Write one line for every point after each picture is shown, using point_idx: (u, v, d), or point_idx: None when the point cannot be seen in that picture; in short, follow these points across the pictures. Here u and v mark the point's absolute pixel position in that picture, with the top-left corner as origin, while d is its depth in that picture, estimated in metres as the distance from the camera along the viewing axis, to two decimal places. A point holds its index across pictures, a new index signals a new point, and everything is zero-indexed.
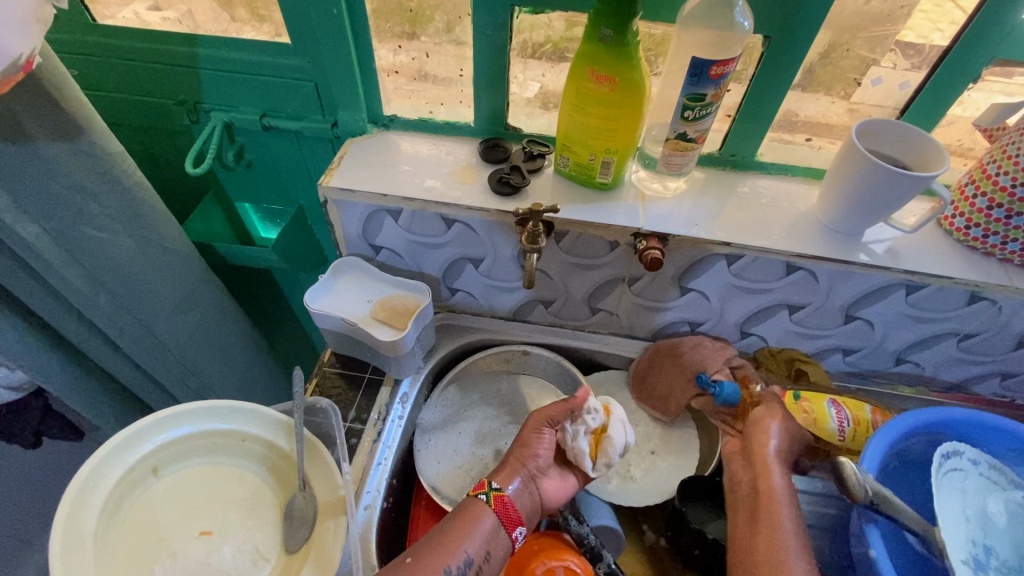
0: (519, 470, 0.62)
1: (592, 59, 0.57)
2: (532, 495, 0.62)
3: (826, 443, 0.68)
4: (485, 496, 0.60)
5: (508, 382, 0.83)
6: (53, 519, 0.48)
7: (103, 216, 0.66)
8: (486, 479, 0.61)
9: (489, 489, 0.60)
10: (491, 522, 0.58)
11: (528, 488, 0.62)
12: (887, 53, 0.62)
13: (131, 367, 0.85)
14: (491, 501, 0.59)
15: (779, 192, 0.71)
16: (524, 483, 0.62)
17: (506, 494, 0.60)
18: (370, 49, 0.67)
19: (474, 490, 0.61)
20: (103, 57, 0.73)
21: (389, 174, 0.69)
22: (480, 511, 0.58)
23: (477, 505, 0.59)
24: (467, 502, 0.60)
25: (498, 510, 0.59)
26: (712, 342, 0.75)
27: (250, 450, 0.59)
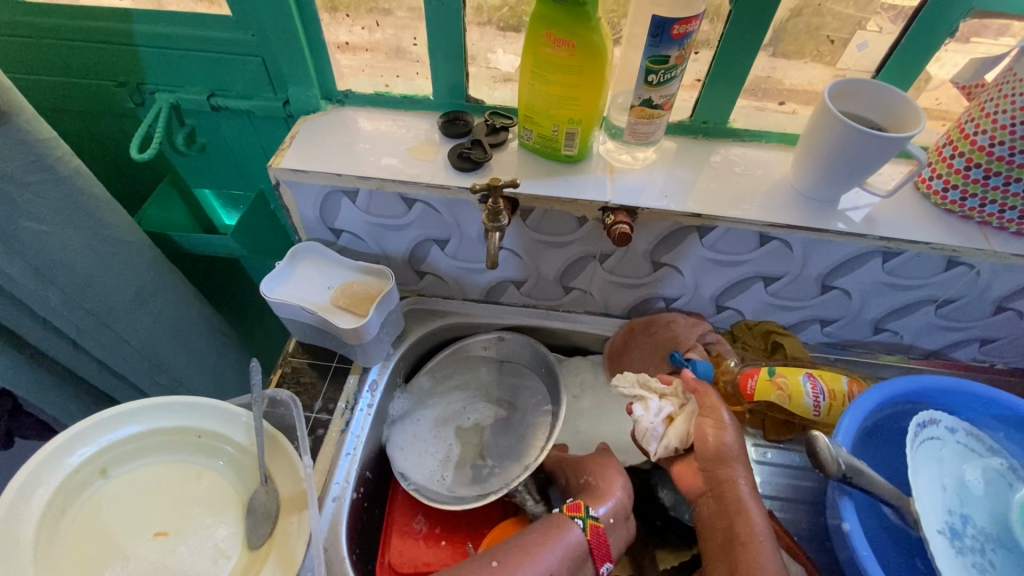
0: (613, 496, 0.61)
1: (548, 21, 0.53)
2: (624, 529, 0.61)
3: (802, 418, 0.66)
4: (581, 521, 0.58)
5: (485, 364, 0.82)
6: None
7: (41, 207, 0.63)
8: (584, 503, 0.60)
9: (586, 515, 0.59)
10: (582, 550, 0.57)
11: (619, 522, 0.61)
12: (875, 14, 0.59)
13: (93, 364, 0.82)
14: (587, 529, 0.58)
15: (753, 159, 0.68)
16: (622, 513, 0.61)
17: (603, 526, 0.59)
18: (317, 18, 0.63)
19: (569, 509, 0.59)
20: (34, 36, 0.69)
21: (344, 152, 0.66)
22: (577, 536, 0.57)
23: (573, 527, 0.58)
24: (561, 519, 0.58)
25: (592, 541, 0.58)
26: (686, 318, 0.74)
27: (207, 447, 0.57)
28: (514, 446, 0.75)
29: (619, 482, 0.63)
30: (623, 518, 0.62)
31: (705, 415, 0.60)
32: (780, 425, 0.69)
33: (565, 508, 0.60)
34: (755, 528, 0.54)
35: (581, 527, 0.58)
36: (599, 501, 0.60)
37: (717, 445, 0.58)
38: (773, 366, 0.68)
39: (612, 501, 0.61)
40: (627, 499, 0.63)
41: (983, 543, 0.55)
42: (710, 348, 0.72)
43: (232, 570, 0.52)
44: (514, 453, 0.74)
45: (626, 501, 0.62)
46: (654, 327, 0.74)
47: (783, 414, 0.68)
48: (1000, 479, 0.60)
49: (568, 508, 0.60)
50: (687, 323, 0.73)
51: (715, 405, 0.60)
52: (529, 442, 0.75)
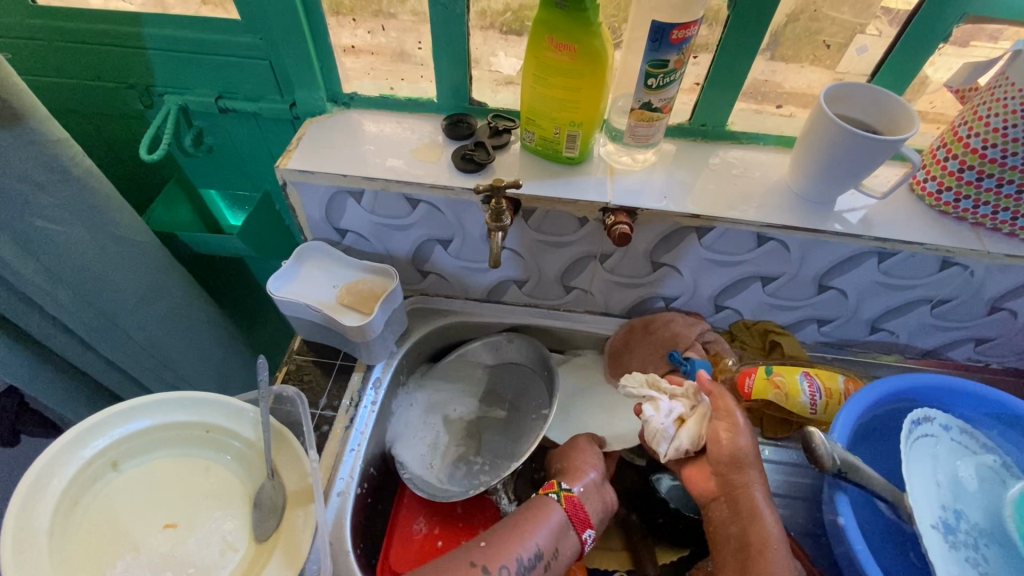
0: (585, 473, 0.64)
1: (550, 26, 0.55)
2: (600, 497, 0.63)
3: (799, 416, 0.67)
4: (555, 495, 0.61)
5: (483, 365, 0.83)
6: (5, 517, 0.47)
7: (53, 207, 0.64)
8: (556, 480, 0.63)
9: (559, 488, 0.61)
10: (561, 520, 0.59)
11: (595, 491, 0.63)
12: (872, 19, 0.60)
13: (100, 362, 0.83)
14: (561, 500, 0.60)
15: (751, 162, 0.69)
16: (595, 484, 0.64)
17: (576, 495, 0.61)
18: (325, 23, 0.64)
19: (544, 487, 0.62)
20: (46, 39, 0.70)
21: (350, 154, 0.67)
22: (554, 509, 0.59)
23: (549, 502, 0.60)
24: (537, 498, 0.61)
25: (569, 511, 0.60)
26: (685, 318, 0.75)
27: (215, 441, 0.58)
28: (508, 444, 0.76)
29: (590, 460, 0.66)
30: (598, 490, 0.64)
31: (719, 416, 0.60)
32: (778, 423, 0.70)
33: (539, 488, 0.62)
34: (769, 534, 0.55)
35: (556, 500, 0.60)
36: (570, 478, 0.63)
37: (732, 447, 0.58)
38: (769, 366, 0.69)
39: (583, 477, 0.64)
40: (601, 474, 0.65)
41: (976, 538, 0.56)
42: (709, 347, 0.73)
43: (240, 562, 0.53)
44: (508, 451, 0.75)
45: (600, 475, 0.65)
46: (653, 325, 0.75)
47: (780, 412, 0.69)
48: (993, 476, 0.61)
49: (542, 488, 0.63)
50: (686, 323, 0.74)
51: (728, 407, 0.60)
52: (522, 438, 0.76)
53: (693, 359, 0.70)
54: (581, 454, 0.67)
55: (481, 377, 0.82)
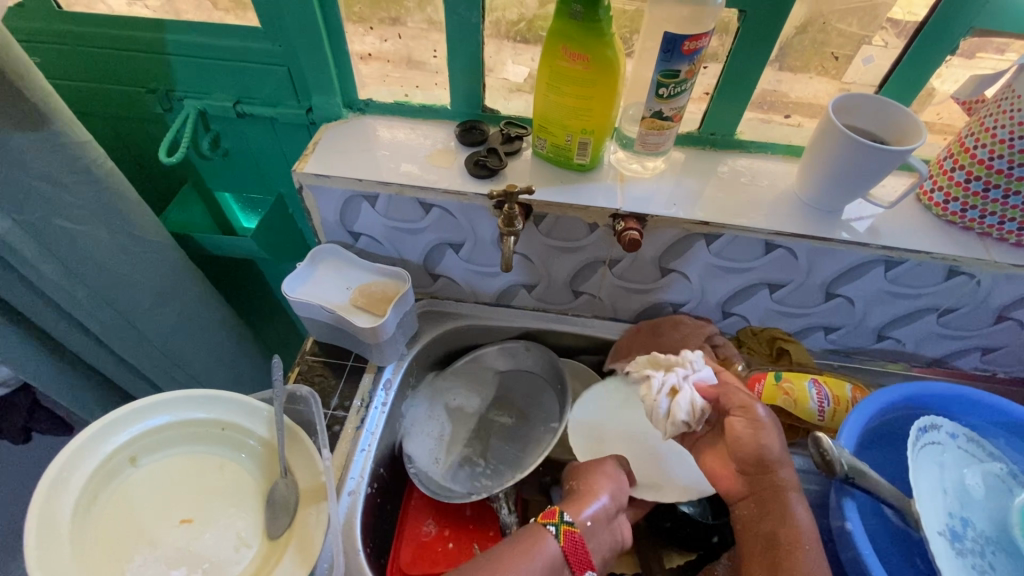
0: (594, 500, 0.59)
1: (564, 36, 0.56)
2: (609, 532, 0.59)
3: (806, 423, 0.68)
4: (554, 527, 0.55)
5: (495, 369, 0.84)
6: (30, 508, 0.48)
7: (75, 207, 0.66)
8: (559, 509, 0.57)
9: (559, 520, 0.56)
10: (555, 558, 0.54)
11: (603, 526, 0.59)
12: (878, 31, 0.61)
13: (114, 360, 0.84)
14: (559, 534, 0.55)
15: (759, 170, 0.70)
16: (604, 516, 0.59)
17: (580, 531, 0.56)
18: (343, 31, 0.66)
19: (543, 517, 0.57)
20: (71, 44, 0.72)
21: (365, 159, 0.68)
22: (551, 545, 0.54)
23: (547, 536, 0.55)
24: (534, 528, 0.56)
25: (567, 547, 0.54)
26: (693, 321, 0.75)
27: (230, 439, 0.59)
28: (515, 452, 0.78)
29: (605, 487, 0.61)
30: (606, 523, 0.59)
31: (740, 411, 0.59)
32: (785, 429, 0.71)
33: (538, 516, 0.57)
34: (800, 533, 0.53)
35: (553, 535, 0.55)
36: (576, 508, 0.58)
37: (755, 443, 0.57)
38: (779, 372, 0.70)
39: (592, 508, 0.59)
40: (613, 504, 0.60)
41: (983, 546, 0.56)
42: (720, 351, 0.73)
43: (254, 558, 0.54)
44: (512, 459, 0.77)
45: (610, 506, 0.60)
46: (660, 329, 0.75)
47: (787, 418, 0.69)
48: (1000, 485, 0.61)
49: (542, 516, 0.57)
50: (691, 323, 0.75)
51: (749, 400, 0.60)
52: (529, 449, 0.78)
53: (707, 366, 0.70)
54: (594, 476, 0.63)
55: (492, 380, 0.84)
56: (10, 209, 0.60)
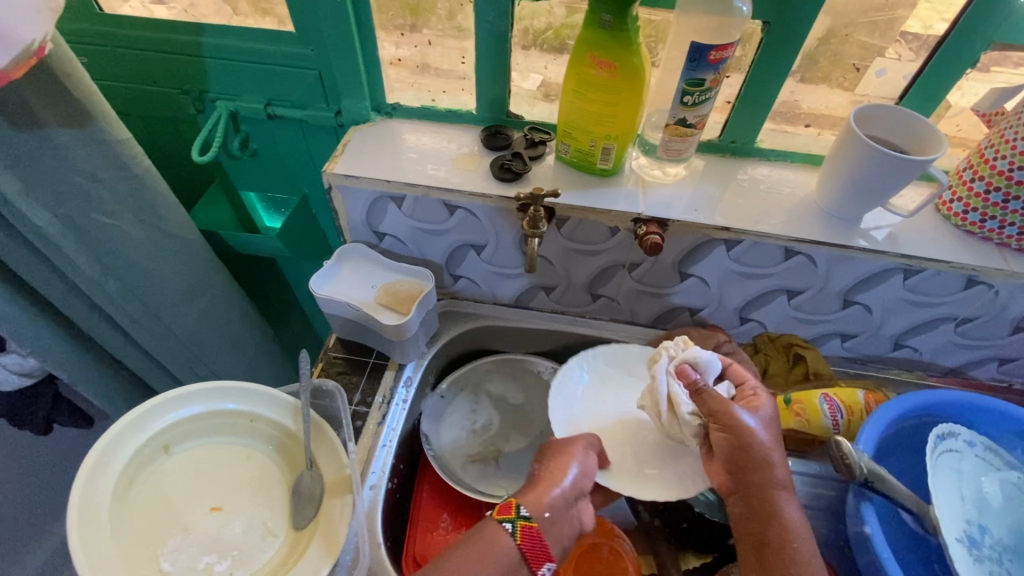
0: (554, 489, 0.56)
1: (591, 44, 0.57)
2: (568, 522, 0.56)
3: (823, 439, 0.69)
4: (510, 524, 0.54)
5: (531, 379, 0.85)
6: (72, 491, 0.50)
7: (112, 202, 0.68)
8: (515, 502, 0.55)
9: (516, 517, 0.54)
10: (511, 557, 0.52)
11: (563, 515, 0.56)
12: (892, 43, 0.62)
13: (139, 353, 0.86)
14: (517, 532, 0.53)
15: (778, 179, 0.71)
16: (562, 504, 0.56)
17: (536, 525, 0.54)
18: (374, 37, 0.68)
19: (499, 512, 0.55)
20: (110, 46, 0.74)
21: (392, 161, 0.70)
22: (506, 543, 0.53)
23: (502, 534, 0.53)
24: (489, 526, 0.54)
25: (523, 544, 0.53)
26: (699, 333, 0.75)
27: (259, 430, 0.61)
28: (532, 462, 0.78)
29: (570, 472, 0.59)
30: (565, 510, 0.56)
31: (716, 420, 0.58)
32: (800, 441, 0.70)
33: (494, 512, 0.55)
34: (791, 531, 0.54)
35: (510, 532, 0.53)
36: (533, 501, 0.55)
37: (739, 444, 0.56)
38: (789, 395, 0.71)
39: (550, 497, 0.56)
40: (573, 490, 0.58)
41: (1000, 553, 0.57)
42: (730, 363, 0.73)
43: (280, 548, 0.55)
44: (523, 473, 0.77)
45: (570, 493, 0.57)
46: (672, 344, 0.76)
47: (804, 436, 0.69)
48: (1018, 494, 0.61)
49: (498, 511, 0.55)
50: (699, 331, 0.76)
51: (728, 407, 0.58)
52: None
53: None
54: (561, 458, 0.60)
55: (521, 386, 0.85)
56: (50, 203, 0.62)
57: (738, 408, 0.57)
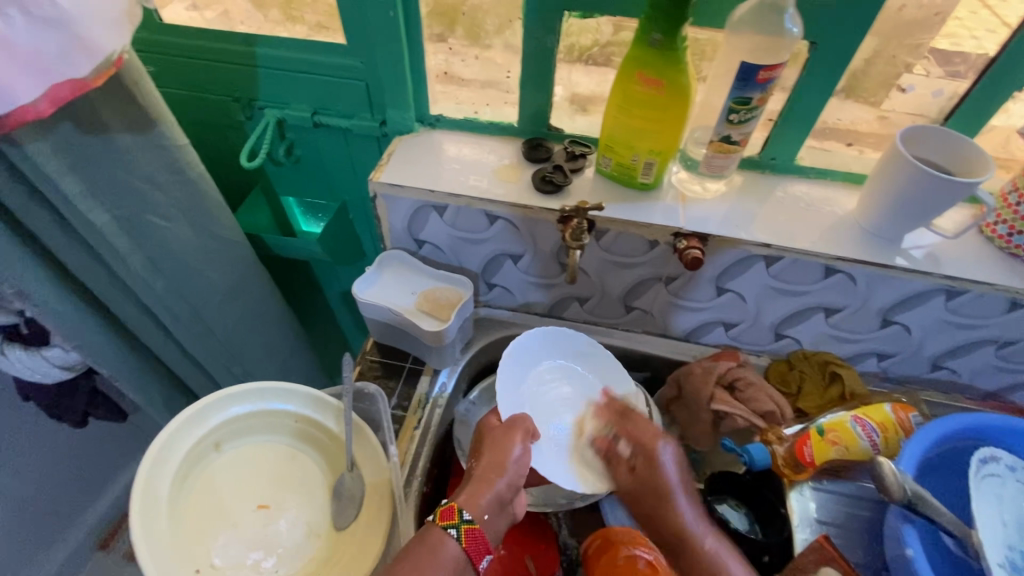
0: (493, 486, 0.58)
1: (640, 61, 0.58)
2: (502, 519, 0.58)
3: (864, 461, 0.67)
4: (455, 530, 0.53)
5: None
6: (133, 486, 0.53)
7: (166, 205, 0.70)
8: (458, 507, 0.54)
9: (460, 522, 0.53)
10: (458, 560, 0.52)
11: (496, 515, 0.58)
12: (920, 60, 0.63)
13: (178, 352, 0.89)
14: (463, 537, 0.53)
15: (819, 196, 0.71)
16: (499, 505, 0.58)
17: (479, 527, 0.54)
18: (423, 50, 0.70)
19: (443, 518, 0.54)
20: (167, 55, 0.77)
21: (436, 171, 0.72)
22: (452, 548, 0.52)
23: (447, 541, 0.52)
24: (433, 533, 0.53)
25: (469, 547, 0.53)
26: (701, 366, 0.75)
27: (303, 431, 0.63)
28: None
29: (513, 454, 0.60)
30: (502, 510, 0.58)
31: (639, 450, 0.66)
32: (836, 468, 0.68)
33: (437, 517, 0.54)
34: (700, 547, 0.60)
35: (454, 537, 0.53)
36: (473, 504, 0.56)
37: (651, 474, 0.63)
38: (820, 424, 0.67)
39: (494, 494, 0.57)
40: (509, 489, 0.59)
41: None
42: (740, 393, 0.72)
43: (323, 547, 0.57)
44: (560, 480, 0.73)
45: (507, 492, 0.58)
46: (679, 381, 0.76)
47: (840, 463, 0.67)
48: None
49: (440, 513, 0.54)
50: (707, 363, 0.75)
51: (636, 436, 0.67)
52: None
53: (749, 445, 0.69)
54: (500, 448, 0.60)
55: None
56: (109, 204, 0.65)
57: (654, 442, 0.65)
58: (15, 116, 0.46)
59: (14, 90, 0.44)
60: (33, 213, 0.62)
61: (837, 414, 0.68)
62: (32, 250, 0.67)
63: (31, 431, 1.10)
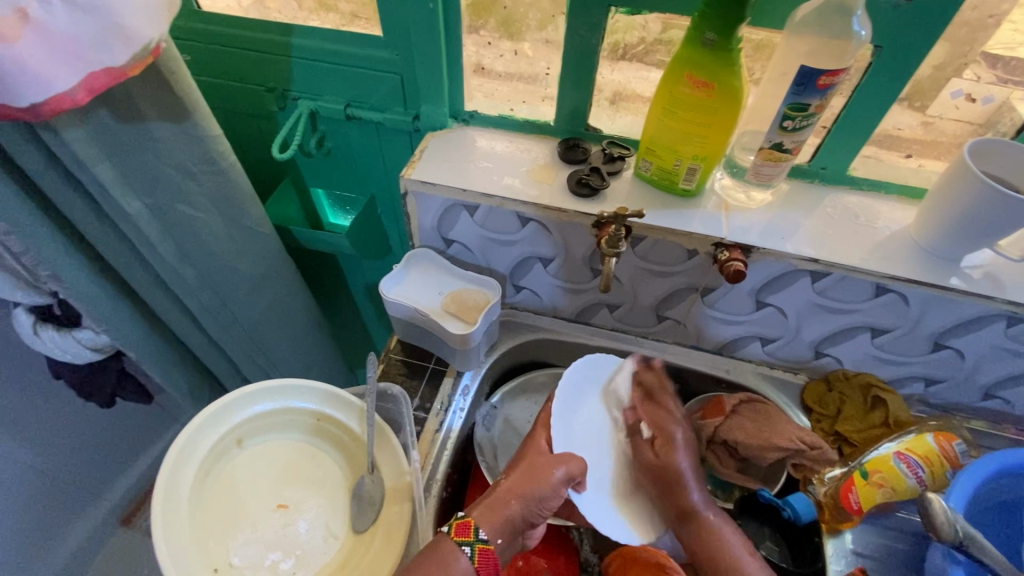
0: (507, 510, 0.55)
1: (690, 62, 0.56)
2: (513, 546, 0.56)
3: (910, 498, 0.64)
4: (469, 547, 0.52)
5: None
6: (156, 480, 0.54)
7: (198, 195, 0.70)
8: (474, 525, 0.53)
9: (474, 541, 0.52)
10: None
11: (510, 540, 0.56)
12: (969, 65, 0.59)
13: (205, 339, 0.89)
14: (475, 556, 0.51)
15: (872, 210, 0.67)
16: (511, 531, 0.56)
17: (493, 547, 0.53)
18: (460, 44, 0.68)
19: (456, 533, 0.52)
20: (204, 43, 0.77)
21: (468, 169, 0.69)
22: (462, 565, 0.51)
23: (458, 556, 0.51)
24: (446, 546, 0.52)
25: (479, 566, 0.51)
26: (701, 424, 0.73)
27: (324, 429, 0.63)
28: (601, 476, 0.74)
29: (554, 478, 0.59)
30: (513, 539, 0.56)
31: (658, 434, 0.66)
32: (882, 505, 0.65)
33: (451, 532, 0.53)
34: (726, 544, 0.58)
35: (467, 555, 0.51)
36: (488, 522, 0.54)
37: (670, 457, 0.64)
38: (862, 465, 0.64)
39: (508, 518, 0.55)
40: (524, 519, 0.56)
41: None
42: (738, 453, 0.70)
43: (340, 550, 0.57)
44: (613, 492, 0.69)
45: (524, 518, 0.56)
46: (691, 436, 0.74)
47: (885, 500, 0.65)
48: None
49: (454, 530, 0.53)
50: (696, 424, 0.74)
51: (649, 412, 0.69)
52: None
53: (790, 498, 0.66)
54: (539, 468, 0.59)
55: None
56: (142, 193, 0.65)
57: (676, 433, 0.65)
58: (53, 105, 0.45)
59: (53, 77, 0.43)
60: (68, 199, 0.62)
61: (879, 451, 0.65)
62: (66, 234, 0.68)
63: (58, 409, 1.12)
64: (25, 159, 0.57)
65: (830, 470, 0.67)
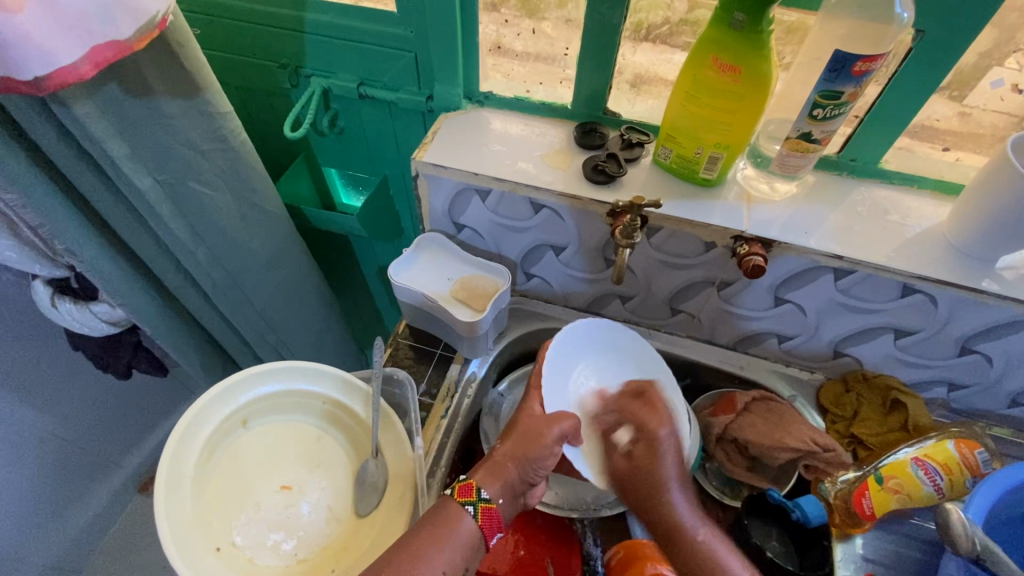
0: (504, 470, 0.55)
1: (716, 44, 0.53)
2: (513, 503, 0.56)
3: (925, 505, 0.62)
4: (472, 507, 0.52)
5: None
6: (161, 458, 0.54)
7: (209, 172, 0.69)
8: (477, 485, 0.53)
9: (477, 500, 0.52)
10: (472, 537, 0.51)
11: (512, 497, 0.56)
12: (1011, 55, 0.55)
13: (217, 317, 0.90)
14: (478, 514, 0.52)
15: (902, 206, 0.64)
16: (511, 491, 0.55)
17: (496, 507, 0.53)
18: (476, 20, 0.66)
19: (460, 494, 0.53)
20: (218, 16, 0.75)
21: (481, 152, 0.68)
22: (466, 527, 0.51)
23: (463, 517, 0.52)
24: (451, 508, 0.52)
25: (484, 525, 0.52)
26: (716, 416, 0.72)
27: (328, 412, 0.63)
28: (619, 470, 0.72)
29: (553, 435, 0.57)
30: (512, 498, 0.56)
31: (641, 439, 0.63)
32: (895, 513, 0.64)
33: (455, 495, 0.53)
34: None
35: (471, 515, 0.52)
36: (490, 482, 0.54)
37: (655, 460, 0.61)
38: (878, 470, 0.62)
39: (506, 479, 0.55)
40: (523, 479, 0.56)
41: None
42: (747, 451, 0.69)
43: (343, 534, 0.57)
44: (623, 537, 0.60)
45: (523, 477, 0.55)
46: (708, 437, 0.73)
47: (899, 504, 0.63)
48: None
49: (458, 491, 0.53)
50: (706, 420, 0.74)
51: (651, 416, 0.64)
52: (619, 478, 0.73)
53: (801, 500, 0.65)
54: (534, 430, 0.57)
55: None
56: (153, 169, 0.64)
57: (669, 457, 0.61)
58: (57, 78, 0.45)
59: (56, 49, 0.42)
60: (82, 174, 0.62)
61: (895, 456, 0.62)
62: (81, 210, 0.67)
63: (76, 380, 1.15)
64: (37, 134, 0.56)
65: (842, 473, 0.65)
